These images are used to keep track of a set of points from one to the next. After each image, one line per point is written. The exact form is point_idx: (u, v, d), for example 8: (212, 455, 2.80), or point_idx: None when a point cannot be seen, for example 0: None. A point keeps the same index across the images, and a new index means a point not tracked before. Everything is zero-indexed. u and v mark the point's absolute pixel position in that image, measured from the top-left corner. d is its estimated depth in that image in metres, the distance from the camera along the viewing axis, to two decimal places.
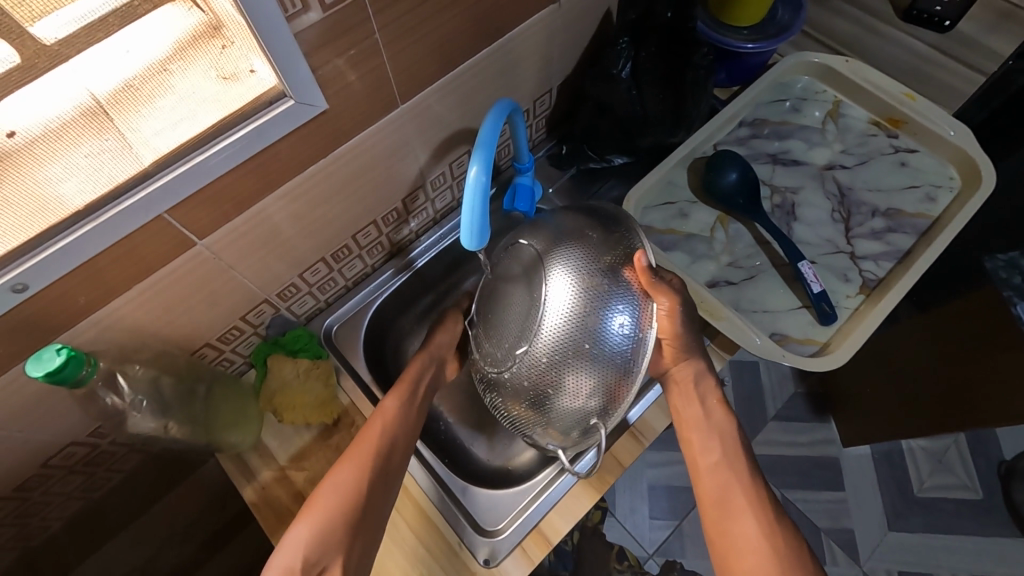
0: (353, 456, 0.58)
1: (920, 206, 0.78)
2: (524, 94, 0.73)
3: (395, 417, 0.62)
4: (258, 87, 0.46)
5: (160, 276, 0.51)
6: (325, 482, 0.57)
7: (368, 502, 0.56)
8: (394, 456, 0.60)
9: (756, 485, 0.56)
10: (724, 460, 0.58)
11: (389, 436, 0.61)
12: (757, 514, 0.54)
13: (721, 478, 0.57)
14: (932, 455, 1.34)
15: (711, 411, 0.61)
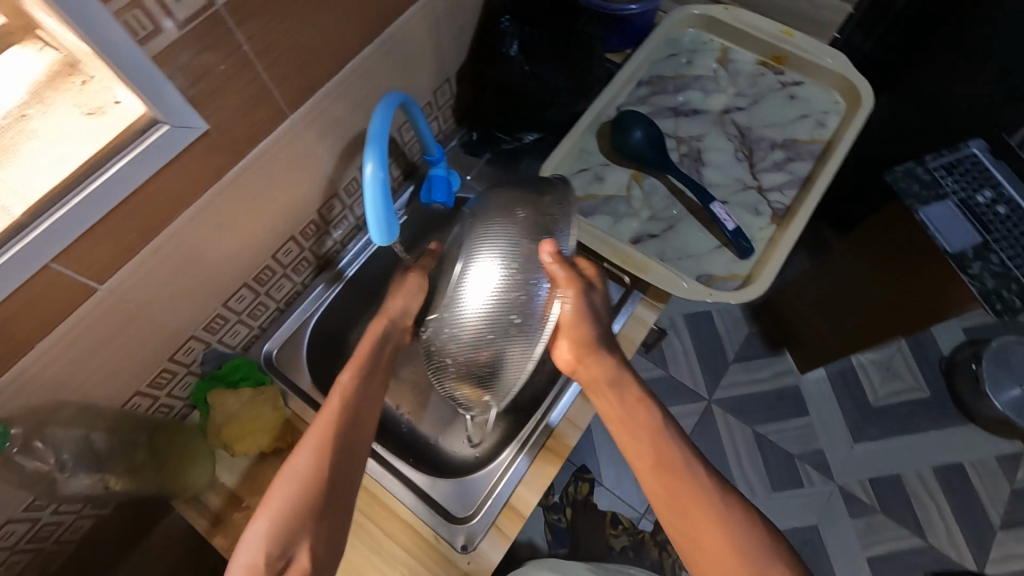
0: (312, 444, 0.54)
1: (813, 133, 0.83)
2: (422, 86, 0.73)
3: (356, 392, 0.58)
4: (126, 117, 0.45)
5: (64, 330, 0.48)
6: (285, 471, 0.53)
7: (334, 490, 0.53)
8: (360, 432, 0.56)
9: (700, 467, 0.53)
10: (660, 453, 0.54)
11: (354, 415, 0.56)
12: (715, 501, 0.52)
13: (665, 473, 0.53)
14: (880, 366, 1.43)
15: (631, 407, 0.56)
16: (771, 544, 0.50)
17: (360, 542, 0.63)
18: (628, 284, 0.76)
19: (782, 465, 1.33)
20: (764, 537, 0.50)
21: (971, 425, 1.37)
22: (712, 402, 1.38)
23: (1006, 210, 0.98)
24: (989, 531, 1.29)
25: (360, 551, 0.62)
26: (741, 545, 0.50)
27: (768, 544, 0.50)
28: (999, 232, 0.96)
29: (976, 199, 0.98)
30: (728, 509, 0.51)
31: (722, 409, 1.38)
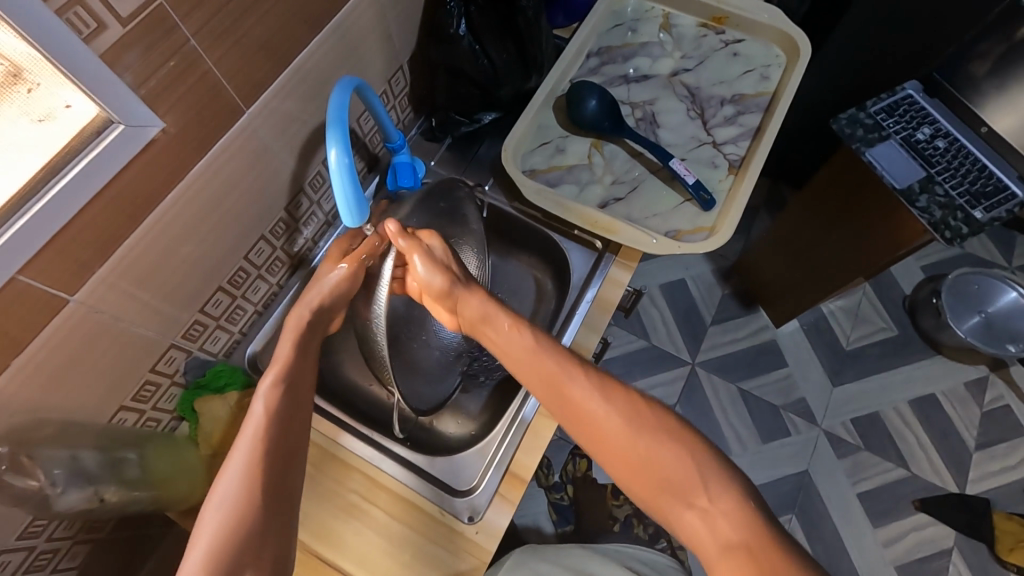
0: (235, 473, 0.46)
1: (758, 86, 0.86)
2: (376, 75, 0.73)
3: (283, 402, 0.51)
4: (79, 121, 0.45)
5: (37, 346, 0.47)
6: (205, 511, 0.44)
7: (274, 522, 0.45)
8: (293, 447, 0.50)
9: (584, 371, 0.53)
10: (545, 369, 0.54)
11: (284, 429, 0.49)
12: (605, 398, 0.51)
13: (554, 386, 0.53)
14: (849, 311, 1.48)
15: (508, 336, 0.57)
16: (668, 425, 0.49)
17: (365, 529, 0.63)
18: (600, 247, 0.78)
19: (769, 417, 1.38)
20: (660, 419, 0.49)
21: (939, 356, 1.44)
22: (696, 364, 1.42)
23: (945, 144, 1.04)
24: (966, 453, 1.36)
25: (367, 538, 0.63)
26: (638, 433, 0.49)
27: (668, 425, 0.49)
28: (940, 164, 1.02)
29: (916, 136, 1.04)
30: (617, 401, 0.50)
31: (708, 371, 1.42)
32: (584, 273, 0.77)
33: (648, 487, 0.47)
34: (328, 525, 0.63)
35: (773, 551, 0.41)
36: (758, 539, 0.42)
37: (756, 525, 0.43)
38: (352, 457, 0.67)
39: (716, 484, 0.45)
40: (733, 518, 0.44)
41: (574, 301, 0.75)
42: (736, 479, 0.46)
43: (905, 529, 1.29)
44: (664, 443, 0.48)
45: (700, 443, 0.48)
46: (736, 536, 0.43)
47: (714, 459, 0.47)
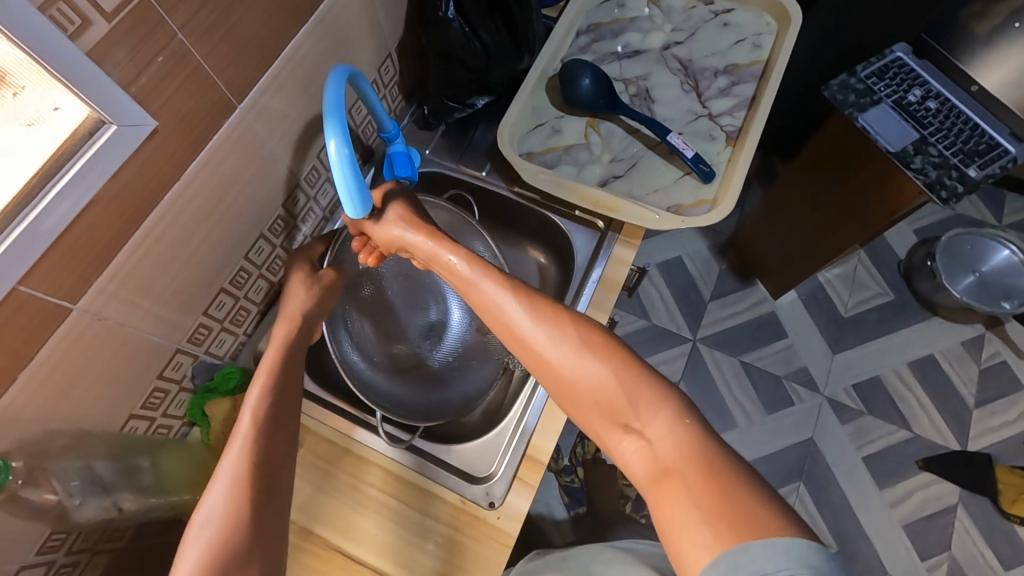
0: (222, 487, 0.46)
1: (751, 56, 0.86)
2: (365, 64, 0.72)
3: (268, 418, 0.51)
4: (69, 124, 0.43)
5: (44, 357, 0.46)
6: (193, 527, 0.44)
7: (264, 539, 0.45)
8: (280, 461, 0.50)
9: (522, 299, 0.52)
10: (486, 301, 0.53)
11: (268, 443, 0.49)
12: (544, 325, 0.50)
13: (496, 316, 0.53)
14: (845, 279, 1.49)
15: (454, 270, 0.58)
16: (607, 351, 0.48)
17: (386, 520, 0.63)
18: (603, 227, 0.77)
19: (772, 388, 1.39)
20: (599, 343, 0.48)
21: (936, 317, 1.45)
22: (697, 340, 1.43)
23: (936, 104, 1.04)
24: (967, 411, 1.38)
25: (388, 529, 0.63)
26: (575, 357, 0.48)
27: (607, 350, 0.48)
28: (933, 126, 1.02)
29: (907, 98, 1.04)
30: (555, 327, 0.50)
31: (709, 346, 1.42)
32: (588, 254, 0.77)
33: (585, 412, 0.47)
34: (349, 519, 0.63)
35: (709, 468, 0.41)
36: (694, 459, 0.41)
37: (692, 446, 0.42)
38: (368, 450, 0.67)
39: (652, 407, 0.45)
40: (668, 439, 0.43)
41: (580, 281, 0.75)
42: (673, 401, 0.45)
43: (910, 489, 1.31)
44: (601, 367, 0.47)
45: (639, 366, 0.48)
46: (669, 458, 0.42)
47: (652, 382, 0.46)
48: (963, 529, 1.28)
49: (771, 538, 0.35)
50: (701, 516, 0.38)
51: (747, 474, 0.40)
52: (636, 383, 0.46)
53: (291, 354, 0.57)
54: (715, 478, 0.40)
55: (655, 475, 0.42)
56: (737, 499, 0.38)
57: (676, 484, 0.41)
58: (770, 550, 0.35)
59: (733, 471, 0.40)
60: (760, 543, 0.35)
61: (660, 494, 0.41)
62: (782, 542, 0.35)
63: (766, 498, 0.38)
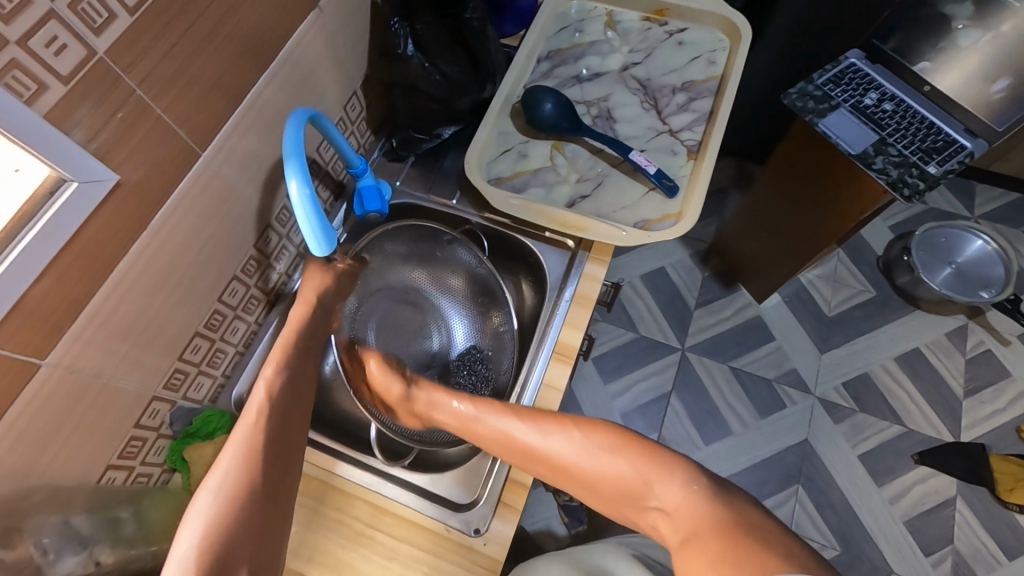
0: (235, 449, 0.50)
1: (707, 71, 0.89)
2: (331, 103, 0.74)
3: (281, 387, 0.56)
4: (30, 184, 0.44)
5: (15, 415, 0.46)
6: (206, 481, 0.49)
7: (274, 487, 0.50)
8: (291, 429, 0.55)
9: (526, 418, 0.60)
10: (494, 432, 0.60)
11: (280, 411, 0.55)
12: (554, 439, 0.58)
13: (507, 444, 0.59)
14: (827, 278, 1.51)
15: (455, 413, 0.64)
16: (616, 445, 0.57)
17: (374, 555, 0.63)
18: (573, 246, 0.79)
19: (763, 392, 1.39)
20: (608, 443, 0.57)
21: (918, 311, 1.47)
22: (686, 349, 1.43)
23: (893, 106, 1.07)
24: (957, 402, 1.39)
25: (375, 564, 0.62)
26: (588, 458, 0.56)
27: (616, 443, 0.57)
28: (892, 126, 1.05)
29: (865, 101, 1.07)
30: (567, 438, 0.58)
31: (698, 354, 1.43)
32: (560, 273, 0.78)
33: (614, 501, 0.56)
34: (336, 557, 0.62)
35: (721, 526, 0.48)
36: (704, 520, 0.49)
37: (699, 507, 0.50)
38: (351, 485, 0.66)
39: (663, 482, 0.53)
40: (683, 506, 0.51)
41: (553, 301, 0.76)
42: (679, 470, 0.53)
43: (908, 484, 1.31)
44: (614, 459, 0.56)
45: (648, 447, 0.56)
46: (689, 522, 0.50)
47: (658, 460, 0.55)
48: (964, 521, 1.28)
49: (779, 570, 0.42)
50: (713, 561, 0.46)
51: (757, 521, 0.48)
52: (647, 465, 0.55)
53: (307, 333, 0.62)
54: (726, 528, 0.47)
55: (681, 541, 0.50)
56: (751, 544, 0.45)
57: (700, 542, 0.48)
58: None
59: (743, 523, 0.48)
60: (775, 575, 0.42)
61: (685, 556, 0.48)
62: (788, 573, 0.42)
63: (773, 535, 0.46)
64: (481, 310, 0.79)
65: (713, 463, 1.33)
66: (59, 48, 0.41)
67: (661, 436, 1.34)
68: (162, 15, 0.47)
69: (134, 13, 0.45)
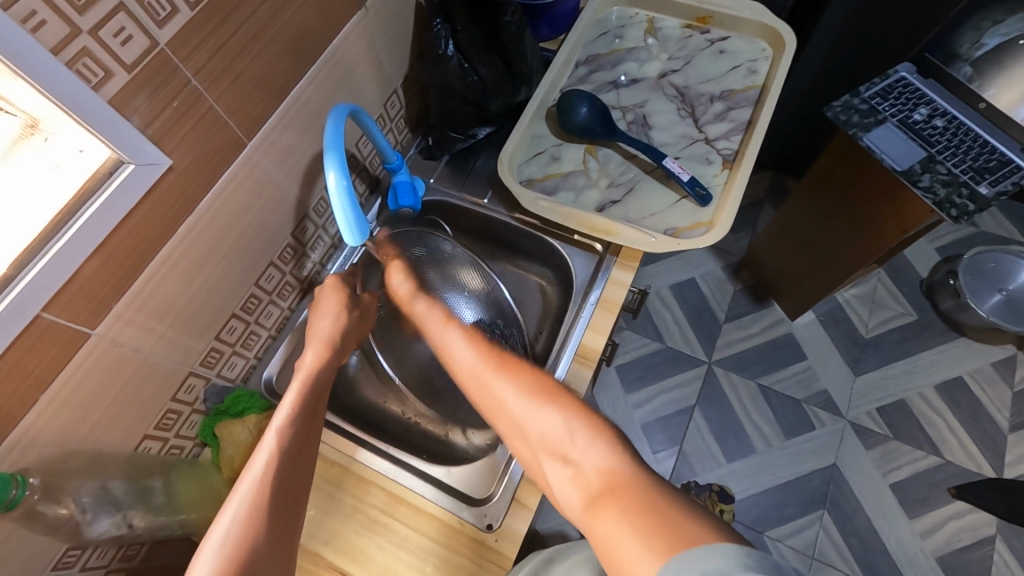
0: (244, 494, 0.48)
1: (747, 81, 0.88)
2: (370, 100, 0.76)
3: (294, 436, 0.53)
4: (91, 165, 0.47)
5: (63, 380, 0.50)
6: (211, 535, 0.45)
7: (279, 540, 0.47)
8: (300, 471, 0.52)
9: (485, 351, 0.59)
10: (458, 360, 0.59)
11: (293, 461, 0.51)
12: (497, 378, 0.55)
13: (467, 373, 0.58)
14: (865, 299, 1.46)
15: (440, 331, 0.64)
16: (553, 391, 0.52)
17: (387, 543, 0.64)
18: (601, 250, 0.79)
19: (791, 412, 1.35)
20: (545, 389, 0.52)
21: (962, 338, 1.41)
22: (712, 363, 1.41)
23: (943, 122, 1.04)
24: (1001, 437, 1.32)
25: (389, 552, 0.63)
26: (521, 401, 0.52)
27: (553, 392, 0.52)
28: (941, 143, 1.01)
29: (913, 116, 1.04)
30: (509, 377, 0.54)
31: (725, 368, 1.40)
32: (586, 276, 0.78)
33: (535, 452, 0.51)
34: (351, 541, 0.64)
35: (645, 497, 0.41)
36: (620, 484, 0.43)
37: (620, 473, 0.44)
38: (369, 471, 0.68)
39: (587, 438, 0.48)
40: (600, 468, 0.45)
41: (578, 304, 0.76)
42: (607, 434, 0.48)
43: (942, 519, 1.25)
44: (542, 407, 0.51)
45: (581, 406, 0.51)
46: (601, 482, 0.44)
47: (591, 420, 0.49)
48: (1002, 562, 1.21)
49: (696, 550, 0.35)
50: (630, 529, 0.39)
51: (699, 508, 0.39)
52: (578, 421, 0.49)
53: (323, 377, 0.60)
54: (649, 508, 0.40)
55: (590, 502, 0.44)
56: (674, 524, 0.38)
57: (613, 510, 0.41)
58: (710, 561, 0.34)
59: (682, 509, 0.39)
60: (696, 555, 0.35)
61: (595, 520, 0.42)
62: (715, 549, 0.34)
63: (703, 517, 0.38)
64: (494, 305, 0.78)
65: (734, 481, 1.29)
66: (125, 38, 0.44)
67: (681, 450, 1.32)
68: (218, 9, 0.50)
69: (194, 8, 0.48)
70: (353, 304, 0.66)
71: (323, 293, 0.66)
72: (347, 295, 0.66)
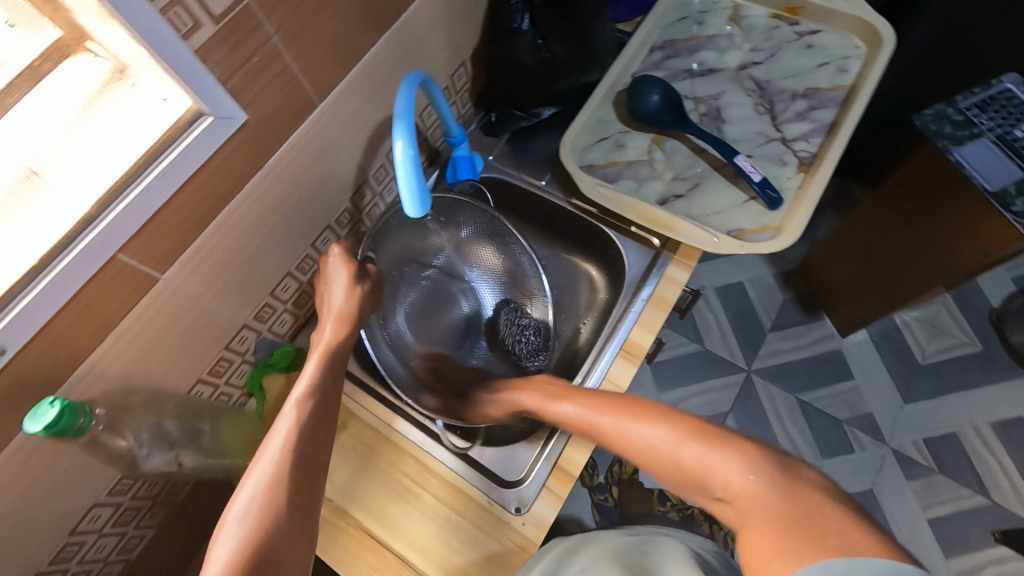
0: (263, 470, 0.47)
1: (835, 79, 0.82)
2: (438, 71, 0.75)
3: (311, 414, 0.53)
4: (174, 113, 0.48)
5: (131, 320, 0.52)
6: (230, 510, 0.45)
7: (299, 518, 0.46)
8: (321, 457, 0.51)
9: (601, 401, 0.60)
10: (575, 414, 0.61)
11: (308, 441, 0.51)
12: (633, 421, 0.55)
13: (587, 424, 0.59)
14: (925, 323, 1.38)
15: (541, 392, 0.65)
16: (684, 428, 0.51)
17: (417, 512, 0.65)
18: (658, 245, 0.76)
19: (829, 431, 1.30)
20: (673, 422, 0.53)
21: None
22: (752, 372, 1.36)
23: None
24: None
25: (418, 521, 0.65)
26: (659, 442, 0.52)
27: (677, 425, 0.52)
28: None
29: (1014, 133, 0.94)
30: (633, 420, 0.56)
31: (765, 378, 1.35)
32: (640, 271, 0.76)
33: (678, 484, 0.51)
34: (382, 506, 0.65)
35: (790, 508, 0.40)
36: (764, 498, 0.42)
37: (758, 485, 0.43)
38: (405, 441, 0.69)
39: (721, 457, 0.47)
40: (738, 482, 0.45)
41: (629, 298, 0.74)
42: (743, 447, 0.47)
43: (982, 562, 1.19)
44: (668, 438, 0.52)
45: (708, 432, 0.50)
46: (744, 497, 0.44)
47: (718, 438, 0.49)
48: None
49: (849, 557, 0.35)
50: (779, 537, 0.39)
51: (839, 508, 0.39)
52: (706, 443, 0.49)
53: (333, 360, 0.59)
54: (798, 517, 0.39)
55: (741, 523, 0.43)
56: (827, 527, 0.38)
57: (764, 521, 0.41)
58: (853, 568, 0.34)
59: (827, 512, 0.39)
60: (838, 559, 0.35)
61: (745, 535, 0.42)
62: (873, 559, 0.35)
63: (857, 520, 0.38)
64: (513, 280, 0.79)
65: None
66: None
67: None
68: None
69: None
70: (362, 276, 0.64)
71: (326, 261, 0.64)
72: (357, 268, 0.64)
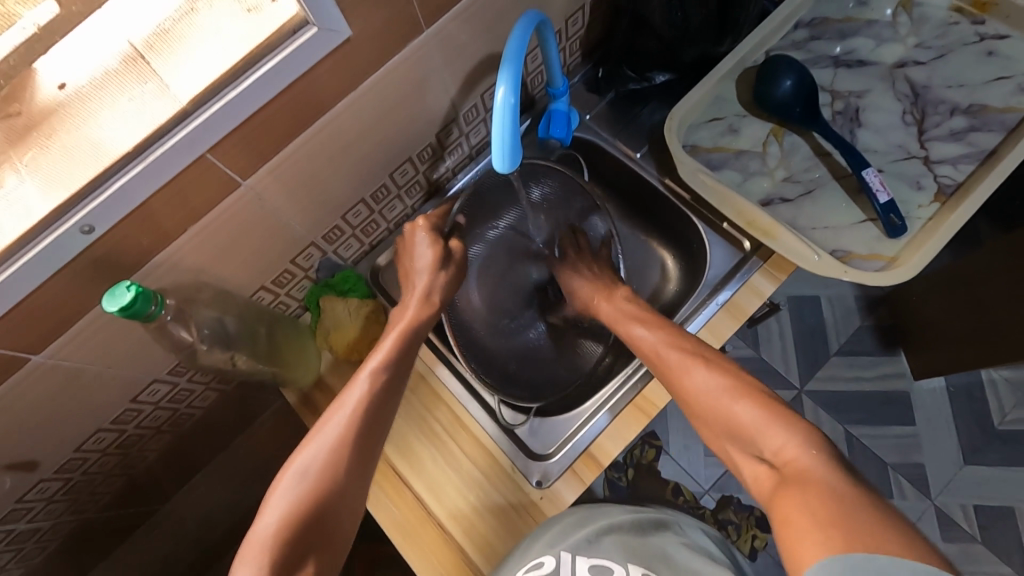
0: (329, 433, 0.51)
1: (1011, 100, 0.69)
2: (555, 12, 0.68)
3: (384, 386, 0.55)
4: (281, 17, 0.47)
5: (210, 220, 0.53)
6: (293, 463, 0.49)
7: (356, 483, 0.50)
8: (383, 425, 0.54)
9: (669, 335, 0.60)
10: (641, 338, 0.62)
11: (376, 409, 0.53)
12: (696, 365, 0.56)
13: (651, 352, 0.60)
14: (1016, 386, 1.24)
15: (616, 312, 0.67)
16: (743, 387, 0.52)
17: (442, 458, 0.66)
18: (748, 249, 0.70)
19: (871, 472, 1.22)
20: (738, 382, 0.53)
21: None
22: (804, 392, 1.28)
23: None
24: None
25: (440, 467, 0.66)
26: (720, 395, 0.52)
27: (739, 388, 0.52)
28: None
29: None
30: (699, 364, 0.55)
31: (817, 403, 1.27)
32: (722, 271, 0.70)
33: (720, 435, 0.52)
34: (412, 445, 0.67)
35: (835, 493, 0.40)
36: (809, 476, 0.42)
37: (808, 464, 0.43)
38: (444, 390, 0.69)
39: (776, 428, 0.47)
40: (788, 453, 0.45)
41: (702, 298, 0.69)
42: (799, 426, 0.47)
43: None
44: (731, 398, 0.51)
45: (771, 401, 0.50)
46: (788, 469, 0.44)
47: (778, 412, 0.48)
48: None
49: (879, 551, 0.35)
50: (815, 522, 0.38)
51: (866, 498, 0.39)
52: (765, 411, 0.49)
53: (414, 333, 0.60)
54: (834, 497, 0.39)
55: (781, 488, 0.43)
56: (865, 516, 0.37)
57: (802, 493, 0.41)
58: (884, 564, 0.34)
59: (859, 500, 0.39)
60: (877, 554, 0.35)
61: (782, 501, 0.42)
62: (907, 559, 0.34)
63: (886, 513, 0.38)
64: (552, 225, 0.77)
65: None
66: None
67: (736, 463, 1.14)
68: None
69: None
70: (445, 260, 0.66)
71: (411, 230, 0.66)
72: (442, 250, 0.66)
